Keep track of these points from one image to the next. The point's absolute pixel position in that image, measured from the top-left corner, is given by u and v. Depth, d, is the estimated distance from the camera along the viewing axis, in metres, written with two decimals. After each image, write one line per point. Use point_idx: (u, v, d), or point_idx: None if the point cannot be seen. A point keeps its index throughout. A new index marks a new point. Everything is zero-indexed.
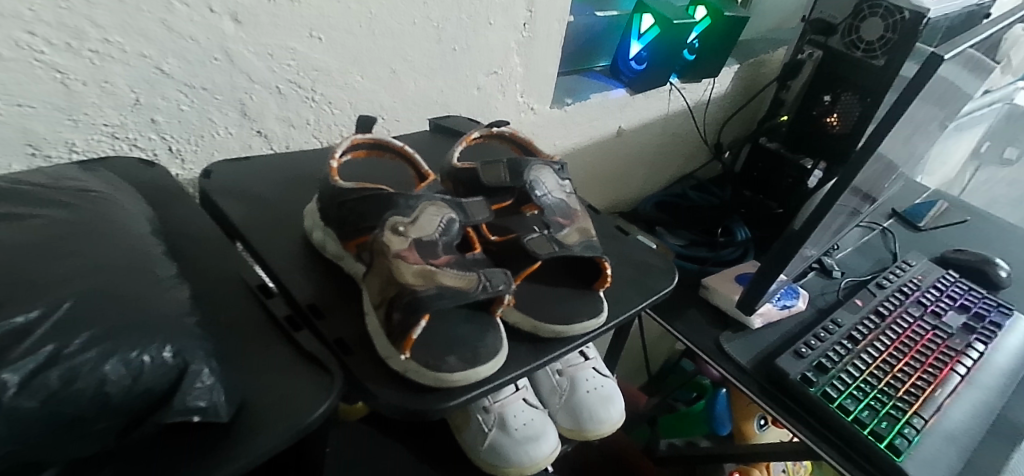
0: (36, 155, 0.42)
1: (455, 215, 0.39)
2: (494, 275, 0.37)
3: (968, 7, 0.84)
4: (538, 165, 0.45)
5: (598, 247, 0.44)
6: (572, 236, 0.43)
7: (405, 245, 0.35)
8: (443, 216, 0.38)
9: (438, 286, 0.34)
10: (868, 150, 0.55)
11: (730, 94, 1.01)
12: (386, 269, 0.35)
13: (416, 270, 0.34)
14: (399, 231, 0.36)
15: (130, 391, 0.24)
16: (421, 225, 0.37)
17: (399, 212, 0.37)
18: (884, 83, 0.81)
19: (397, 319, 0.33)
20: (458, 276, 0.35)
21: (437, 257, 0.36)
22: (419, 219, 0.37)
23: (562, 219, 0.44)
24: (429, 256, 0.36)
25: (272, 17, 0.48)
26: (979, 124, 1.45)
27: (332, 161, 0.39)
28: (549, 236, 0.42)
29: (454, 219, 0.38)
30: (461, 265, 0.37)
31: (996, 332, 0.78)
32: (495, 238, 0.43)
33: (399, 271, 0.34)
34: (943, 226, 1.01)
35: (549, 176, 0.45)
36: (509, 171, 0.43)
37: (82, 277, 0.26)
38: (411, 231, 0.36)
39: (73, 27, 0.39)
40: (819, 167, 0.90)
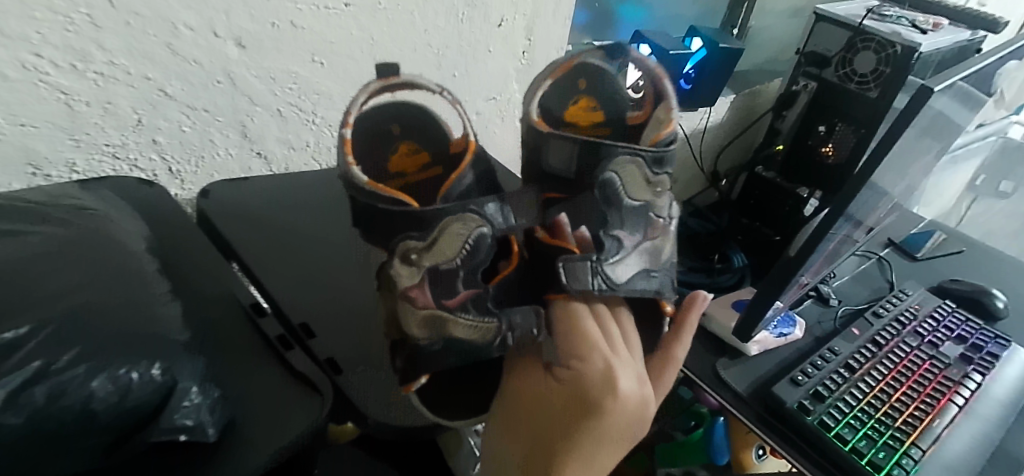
0: (37, 174, 0.43)
1: (486, 229, 0.36)
2: (517, 315, 0.35)
3: (959, 43, 0.86)
4: (622, 158, 0.40)
5: (656, 281, 0.40)
6: (625, 269, 0.38)
7: (413, 279, 0.35)
8: (471, 232, 0.35)
9: (447, 337, 0.33)
10: (860, 179, 0.56)
11: (725, 124, 1.03)
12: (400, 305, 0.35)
13: (422, 316, 0.34)
14: (411, 259, 0.35)
15: (118, 409, 0.24)
16: (439, 251, 0.35)
17: (417, 235, 0.35)
18: (877, 115, 0.82)
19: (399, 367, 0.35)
20: (472, 328, 0.33)
21: (454, 296, 0.35)
22: (439, 241, 0.35)
23: (626, 237, 0.40)
24: (445, 295, 0.35)
25: (275, 42, 0.49)
26: (974, 156, 1.46)
27: (346, 131, 0.36)
28: (598, 267, 0.37)
29: (484, 234, 0.36)
30: (482, 306, 0.35)
31: (994, 363, 0.77)
32: (542, 236, 0.40)
33: (407, 315, 0.34)
34: (939, 256, 1.02)
35: (628, 167, 0.40)
36: (575, 158, 0.41)
37: (74, 293, 0.27)
38: (431, 259, 0.35)
39: (79, 49, 0.40)
40: (815, 196, 0.91)
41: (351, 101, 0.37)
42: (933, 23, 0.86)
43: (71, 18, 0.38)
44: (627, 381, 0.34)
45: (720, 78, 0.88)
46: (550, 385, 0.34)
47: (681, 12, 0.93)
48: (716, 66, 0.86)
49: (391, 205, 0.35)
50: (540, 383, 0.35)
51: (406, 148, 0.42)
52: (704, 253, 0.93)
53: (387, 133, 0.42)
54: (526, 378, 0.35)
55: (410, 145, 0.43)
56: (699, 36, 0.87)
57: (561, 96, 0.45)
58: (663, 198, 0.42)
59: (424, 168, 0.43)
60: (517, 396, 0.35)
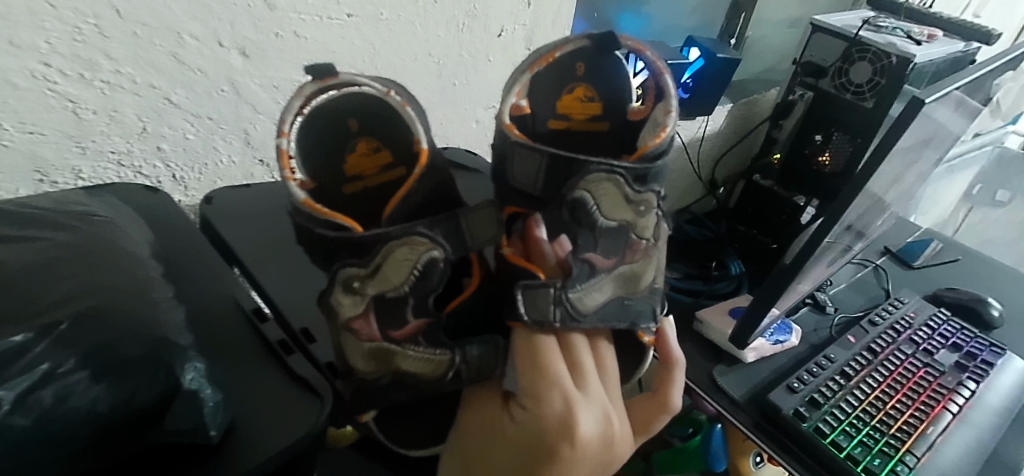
0: (44, 181, 0.44)
1: (437, 254, 0.33)
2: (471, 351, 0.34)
3: (954, 54, 0.87)
4: (595, 177, 0.36)
5: (631, 310, 0.38)
6: (594, 298, 0.36)
7: (357, 309, 0.34)
8: (418, 258, 0.33)
9: (397, 370, 0.34)
10: (855, 189, 0.56)
11: (723, 132, 1.04)
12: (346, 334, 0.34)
13: (368, 350, 0.34)
14: (354, 287, 0.33)
15: (123, 410, 0.25)
16: (384, 278, 0.33)
17: (358, 265, 0.33)
18: (873, 125, 0.83)
19: (348, 399, 0.35)
20: (421, 361, 0.34)
21: (402, 328, 0.34)
22: (383, 269, 0.33)
23: (598, 260, 0.38)
24: (393, 325, 0.34)
25: (279, 52, 0.50)
26: (970, 166, 1.47)
27: (282, 142, 0.32)
28: (564, 299, 0.35)
29: (435, 259, 0.34)
30: (432, 336, 0.34)
31: (989, 371, 0.78)
32: (509, 253, 0.38)
33: (352, 347, 0.34)
34: (935, 264, 1.02)
35: (613, 189, 0.37)
36: (543, 171, 0.38)
37: (81, 298, 0.28)
38: (375, 287, 0.33)
39: (87, 59, 0.41)
40: (812, 204, 0.92)
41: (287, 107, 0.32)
42: (928, 34, 0.88)
43: (79, 28, 0.39)
44: (588, 421, 0.32)
45: (718, 88, 0.89)
46: (506, 425, 0.32)
47: (680, 22, 0.94)
48: (713, 76, 0.87)
49: (328, 231, 0.32)
50: (492, 416, 0.33)
51: (365, 147, 0.37)
52: (701, 261, 0.94)
53: (343, 130, 0.36)
54: (482, 412, 0.33)
55: (369, 144, 0.38)
56: (697, 46, 0.88)
57: (553, 86, 0.44)
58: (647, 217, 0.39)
59: (388, 168, 0.39)
60: (471, 433, 0.33)
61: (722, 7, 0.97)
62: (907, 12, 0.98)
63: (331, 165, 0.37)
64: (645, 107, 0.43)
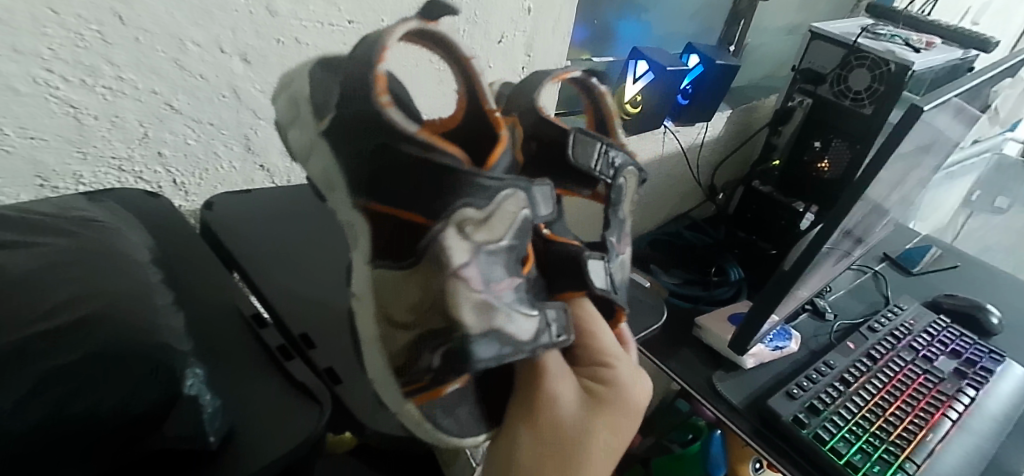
0: (45, 186, 0.44)
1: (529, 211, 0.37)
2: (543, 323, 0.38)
3: (952, 61, 0.88)
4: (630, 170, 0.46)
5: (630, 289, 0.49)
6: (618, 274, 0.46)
7: (464, 255, 0.34)
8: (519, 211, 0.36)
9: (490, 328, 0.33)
10: (854, 196, 0.57)
11: (723, 138, 1.04)
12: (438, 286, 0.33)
13: (476, 301, 0.33)
14: (467, 231, 0.34)
15: (123, 417, 0.25)
16: (492, 226, 0.35)
17: (471, 208, 0.34)
18: (872, 131, 0.84)
19: (437, 366, 0.33)
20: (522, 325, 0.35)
21: (499, 282, 0.35)
22: (492, 217, 0.35)
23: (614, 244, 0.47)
24: (492, 278, 0.35)
25: (280, 58, 0.50)
26: (969, 173, 1.47)
27: (379, 66, 0.33)
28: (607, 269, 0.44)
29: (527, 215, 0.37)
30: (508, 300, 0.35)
31: (988, 377, 0.78)
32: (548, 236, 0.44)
33: (457, 297, 0.33)
34: (934, 271, 1.02)
35: (596, 149, 0.42)
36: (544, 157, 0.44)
37: (81, 304, 0.28)
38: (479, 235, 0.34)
39: (89, 65, 0.41)
40: (811, 210, 0.92)
41: (382, 34, 0.34)
42: (926, 42, 0.88)
43: (82, 35, 0.39)
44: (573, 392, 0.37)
45: (717, 95, 0.89)
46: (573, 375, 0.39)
47: (679, 29, 0.94)
48: (712, 83, 0.87)
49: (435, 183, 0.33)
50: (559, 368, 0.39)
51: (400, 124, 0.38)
52: (701, 266, 0.94)
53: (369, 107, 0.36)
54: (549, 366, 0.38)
55: None
56: (695, 53, 0.88)
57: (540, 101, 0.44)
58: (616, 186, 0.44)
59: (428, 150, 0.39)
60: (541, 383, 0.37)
61: (722, 14, 0.98)
62: (905, 20, 0.98)
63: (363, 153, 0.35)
64: (589, 122, 0.48)
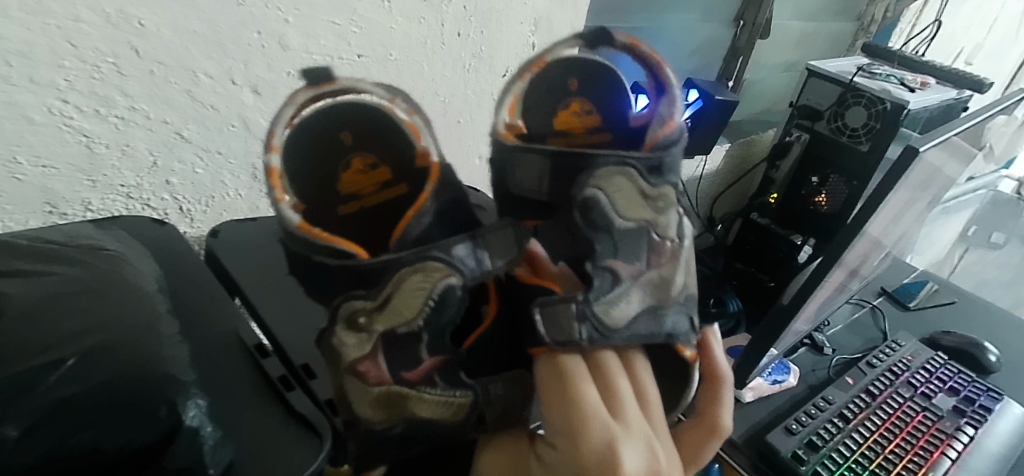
0: (53, 213, 0.44)
1: (454, 279, 0.32)
2: (639, 320, 0.34)
3: (946, 101, 0.90)
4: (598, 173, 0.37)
5: (666, 321, 0.35)
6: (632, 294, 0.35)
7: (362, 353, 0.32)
8: (438, 284, 0.32)
9: (412, 416, 0.31)
10: (850, 233, 0.57)
11: (721, 171, 1.06)
12: (394, 394, 0.31)
13: (375, 396, 0.31)
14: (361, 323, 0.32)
15: (124, 449, 0.25)
16: (395, 311, 0.32)
17: (366, 295, 0.32)
18: (868, 169, 0.85)
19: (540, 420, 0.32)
20: (436, 407, 0.31)
21: (416, 368, 0.32)
22: (396, 300, 0.32)
23: (620, 267, 0.35)
24: (404, 366, 0.32)
25: (291, 90, 0.51)
26: (966, 209, 1.49)
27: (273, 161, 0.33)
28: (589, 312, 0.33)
29: (452, 283, 0.32)
30: (450, 377, 0.33)
31: (987, 416, 0.78)
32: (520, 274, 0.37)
33: (359, 394, 0.32)
34: (932, 306, 1.03)
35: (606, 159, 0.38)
36: (545, 175, 0.40)
37: (89, 335, 0.28)
38: (384, 317, 0.32)
39: (103, 95, 0.42)
40: (808, 244, 0.93)
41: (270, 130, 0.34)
42: (921, 82, 0.90)
43: (98, 67, 0.41)
44: (634, 459, 0.30)
45: (715, 129, 0.91)
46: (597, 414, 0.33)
47: (680, 63, 0.96)
48: (712, 118, 0.89)
49: (332, 259, 0.32)
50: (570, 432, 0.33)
51: (361, 163, 0.39)
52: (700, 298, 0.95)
53: (338, 141, 0.37)
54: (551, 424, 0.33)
55: (364, 161, 0.39)
56: (695, 88, 0.90)
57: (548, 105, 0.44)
58: (667, 215, 0.38)
59: (382, 187, 0.39)
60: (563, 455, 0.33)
61: (722, 51, 1.00)
62: (900, 60, 1.00)
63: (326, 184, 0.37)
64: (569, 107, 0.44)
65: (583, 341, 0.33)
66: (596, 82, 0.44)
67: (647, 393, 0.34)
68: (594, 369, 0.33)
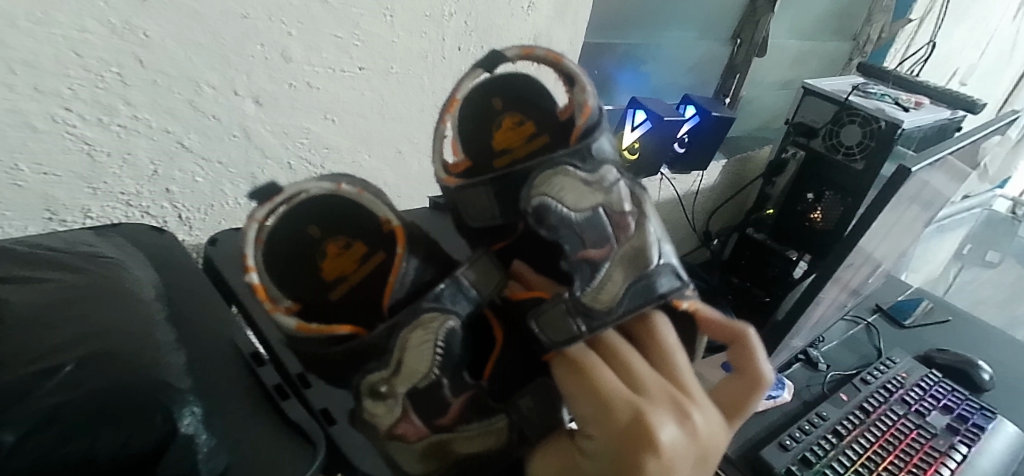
0: (53, 219, 0.45)
1: (455, 322, 0.33)
2: (627, 297, 0.32)
3: (940, 121, 0.91)
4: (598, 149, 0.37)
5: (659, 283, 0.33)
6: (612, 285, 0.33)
7: (391, 419, 0.32)
8: (443, 328, 0.32)
9: (460, 457, 0.32)
10: (842, 250, 0.58)
11: (718, 186, 1.07)
12: (437, 443, 0.32)
13: (419, 449, 0.32)
14: (379, 392, 0.32)
15: (120, 453, 0.25)
16: (408, 370, 0.32)
17: (382, 366, 0.32)
18: (862, 185, 0.85)
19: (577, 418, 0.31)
20: (477, 442, 0.32)
21: (447, 413, 0.32)
22: (406, 358, 0.32)
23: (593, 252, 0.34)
24: (437, 413, 0.32)
25: (291, 100, 0.52)
26: (961, 227, 1.50)
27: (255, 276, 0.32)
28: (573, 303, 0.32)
29: (454, 327, 0.32)
30: (479, 405, 0.33)
31: (980, 434, 0.78)
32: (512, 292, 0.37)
33: (402, 456, 0.33)
34: (927, 324, 1.03)
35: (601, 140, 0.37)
36: (493, 200, 0.39)
37: (86, 343, 0.28)
38: (400, 381, 0.32)
39: (106, 105, 0.43)
40: (804, 259, 0.94)
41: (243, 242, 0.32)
42: (915, 102, 0.91)
43: (102, 76, 0.41)
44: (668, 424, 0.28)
45: (712, 145, 0.92)
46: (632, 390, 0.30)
47: (677, 79, 0.97)
48: (709, 134, 0.90)
49: (331, 345, 0.33)
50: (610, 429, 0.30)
51: (335, 247, 0.36)
52: None
53: (304, 238, 0.35)
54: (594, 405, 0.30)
55: (339, 246, 0.36)
56: (692, 104, 0.91)
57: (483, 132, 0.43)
58: (617, 188, 0.36)
59: (365, 259, 0.36)
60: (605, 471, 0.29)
61: (719, 68, 1.01)
62: (894, 79, 1.02)
63: (307, 280, 0.35)
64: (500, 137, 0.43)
65: (583, 333, 0.32)
66: (514, 92, 0.44)
67: (673, 368, 0.32)
68: (610, 348, 0.32)
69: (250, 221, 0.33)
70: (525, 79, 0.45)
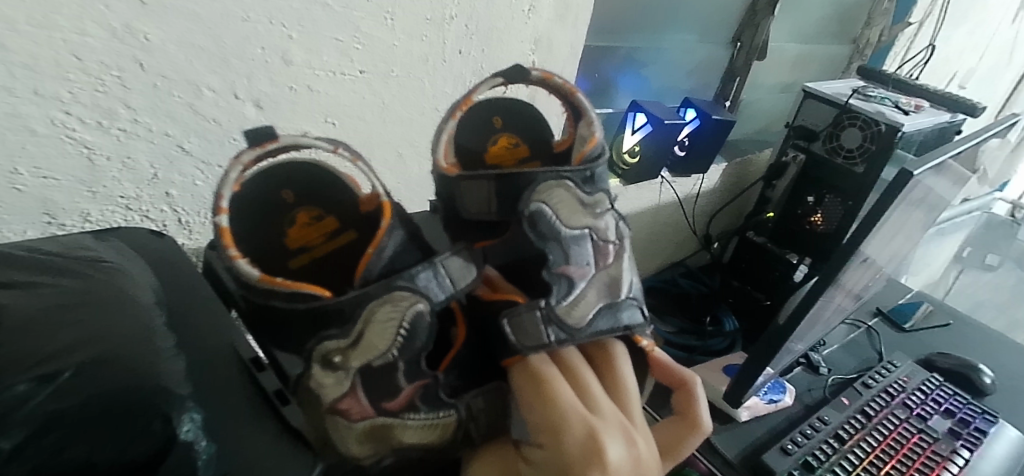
0: (52, 223, 0.44)
1: (424, 306, 0.34)
2: (598, 318, 0.38)
3: (940, 124, 0.91)
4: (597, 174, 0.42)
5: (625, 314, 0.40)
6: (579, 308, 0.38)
7: (338, 393, 0.33)
8: (411, 310, 0.33)
9: (398, 444, 0.35)
10: (844, 253, 0.58)
11: (718, 189, 1.07)
12: (380, 426, 0.34)
13: (361, 430, 0.34)
14: (333, 362, 0.33)
15: (118, 461, 0.24)
16: (368, 345, 0.33)
17: (341, 336, 0.33)
18: (863, 188, 0.85)
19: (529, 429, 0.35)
20: (423, 430, 0.35)
21: (396, 398, 0.34)
22: (369, 335, 0.33)
23: (575, 272, 0.39)
24: (385, 396, 0.34)
25: (292, 104, 0.52)
26: (961, 230, 1.50)
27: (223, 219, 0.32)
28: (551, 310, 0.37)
29: (421, 311, 0.34)
30: (431, 397, 0.35)
31: (982, 439, 0.77)
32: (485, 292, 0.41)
33: (342, 432, 0.34)
34: (927, 328, 1.03)
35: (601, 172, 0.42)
36: (492, 196, 0.42)
37: (84, 350, 0.28)
38: (359, 354, 0.33)
39: (106, 108, 0.42)
40: (805, 263, 0.93)
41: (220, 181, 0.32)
42: (915, 105, 0.91)
43: (102, 80, 0.41)
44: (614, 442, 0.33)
45: (712, 148, 0.92)
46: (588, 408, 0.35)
47: (677, 83, 0.97)
48: (709, 137, 0.89)
49: (295, 302, 0.32)
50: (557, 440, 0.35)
51: (306, 217, 0.40)
52: (696, 316, 0.95)
53: (278, 202, 0.39)
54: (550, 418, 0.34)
55: (310, 216, 0.40)
56: (693, 108, 0.91)
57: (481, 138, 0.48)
58: (605, 218, 0.41)
59: (333, 235, 0.41)
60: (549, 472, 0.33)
61: (719, 71, 1.02)
62: (894, 83, 1.02)
63: (272, 239, 0.38)
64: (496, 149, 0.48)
65: (553, 342, 0.37)
66: (519, 117, 0.49)
67: (623, 394, 0.37)
68: (569, 369, 0.37)
69: (235, 162, 0.33)
70: (531, 109, 0.50)
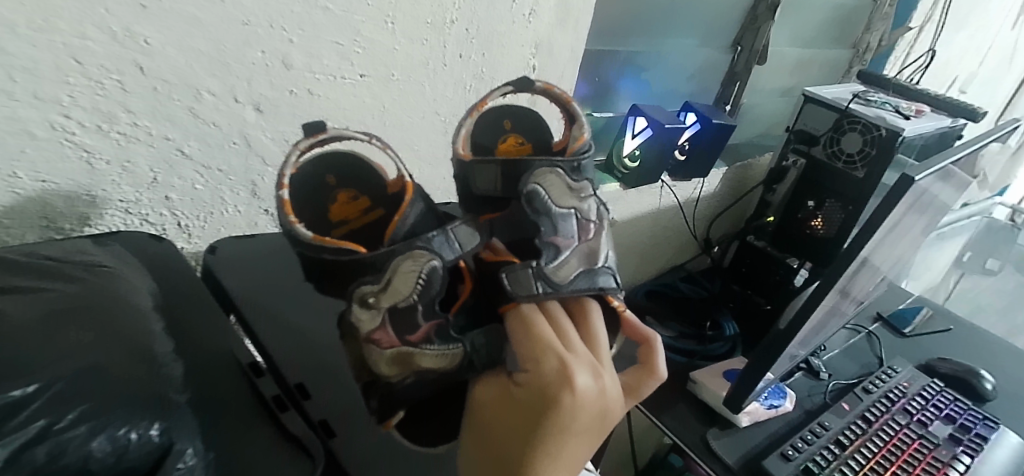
0: (50, 227, 0.44)
1: (437, 261, 0.35)
2: (578, 279, 0.39)
3: (941, 129, 0.91)
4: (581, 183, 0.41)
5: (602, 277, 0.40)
6: (564, 268, 0.39)
7: (375, 323, 0.34)
8: (424, 266, 0.34)
9: (418, 369, 0.34)
10: (845, 258, 0.58)
11: (718, 193, 1.07)
12: (403, 354, 0.34)
13: (389, 357, 0.34)
14: (368, 302, 0.34)
15: (114, 470, 0.25)
16: (394, 291, 0.34)
17: (373, 280, 0.34)
18: (863, 193, 0.85)
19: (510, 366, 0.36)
20: (438, 357, 0.35)
21: (416, 332, 0.35)
22: (391, 282, 0.34)
23: (562, 243, 0.39)
24: (407, 330, 0.35)
25: (292, 107, 0.52)
26: (962, 235, 1.50)
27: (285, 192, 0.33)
28: (539, 270, 0.38)
29: (436, 266, 0.35)
30: (445, 333, 0.35)
31: (983, 444, 0.77)
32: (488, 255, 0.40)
33: (374, 357, 0.35)
34: (928, 333, 1.03)
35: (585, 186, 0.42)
36: (500, 177, 0.41)
37: (84, 353, 0.28)
38: (387, 296, 0.34)
39: (106, 112, 0.42)
40: (805, 267, 0.94)
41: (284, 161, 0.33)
42: (915, 110, 0.91)
43: (102, 83, 0.41)
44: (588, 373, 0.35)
45: (713, 152, 0.91)
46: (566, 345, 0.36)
47: (677, 87, 0.97)
48: (710, 141, 0.89)
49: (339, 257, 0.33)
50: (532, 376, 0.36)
51: (346, 197, 0.40)
52: (696, 320, 0.95)
53: (322, 184, 0.39)
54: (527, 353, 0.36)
55: (349, 197, 0.40)
56: (694, 112, 0.91)
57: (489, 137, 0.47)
58: (588, 201, 0.42)
59: (368, 212, 0.41)
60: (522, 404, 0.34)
61: (719, 75, 1.02)
62: (895, 87, 1.02)
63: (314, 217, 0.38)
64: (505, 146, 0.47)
65: (540, 294, 0.37)
66: (525, 121, 0.48)
67: (595, 337, 0.39)
68: (549, 316, 0.38)
69: (294, 149, 0.34)
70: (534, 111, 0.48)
